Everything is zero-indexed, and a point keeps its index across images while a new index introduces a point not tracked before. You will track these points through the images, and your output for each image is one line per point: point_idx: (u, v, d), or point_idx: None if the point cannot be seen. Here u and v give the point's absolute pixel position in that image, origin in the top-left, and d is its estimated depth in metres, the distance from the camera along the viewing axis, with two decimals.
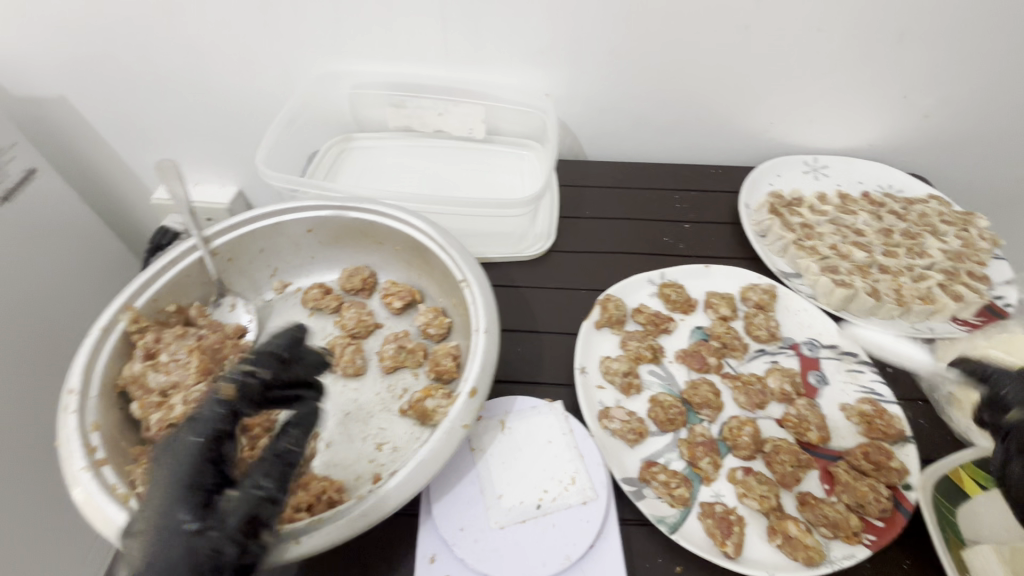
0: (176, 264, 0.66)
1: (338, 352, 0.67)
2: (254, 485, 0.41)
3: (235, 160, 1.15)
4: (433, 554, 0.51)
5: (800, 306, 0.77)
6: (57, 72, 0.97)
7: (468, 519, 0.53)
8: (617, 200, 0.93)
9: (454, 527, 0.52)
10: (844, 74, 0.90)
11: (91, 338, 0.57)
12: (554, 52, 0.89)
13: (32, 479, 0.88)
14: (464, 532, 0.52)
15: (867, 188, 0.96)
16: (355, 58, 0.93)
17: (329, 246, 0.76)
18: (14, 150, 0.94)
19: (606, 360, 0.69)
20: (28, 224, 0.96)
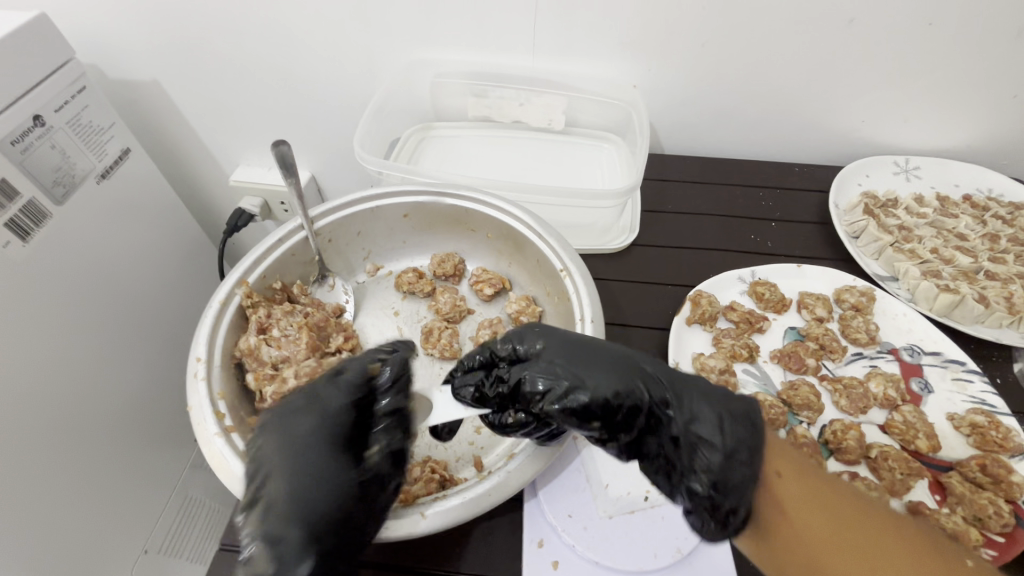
0: (284, 242, 0.68)
1: (435, 335, 0.68)
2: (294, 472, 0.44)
3: (311, 145, 1.18)
4: (541, 539, 0.52)
5: (899, 310, 0.74)
6: (150, 56, 1.00)
7: (576, 506, 0.54)
8: (700, 197, 0.92)
9: (562, 513, 0.53)
10: (951, 71, 0.86)
11: (212, 310, 0.59)
12: (645, 44, 0.88)
13: (101, 443, 0.92)
14: (573, 518, 0.53)
15: (964, 191, 0.92)
16: (442, 46, 0.94)
17: (422, 231, 0.77)
18: (112, 130, 0.97)
19: (701, 357, 0.68)
20: (120, 203, 1.00)
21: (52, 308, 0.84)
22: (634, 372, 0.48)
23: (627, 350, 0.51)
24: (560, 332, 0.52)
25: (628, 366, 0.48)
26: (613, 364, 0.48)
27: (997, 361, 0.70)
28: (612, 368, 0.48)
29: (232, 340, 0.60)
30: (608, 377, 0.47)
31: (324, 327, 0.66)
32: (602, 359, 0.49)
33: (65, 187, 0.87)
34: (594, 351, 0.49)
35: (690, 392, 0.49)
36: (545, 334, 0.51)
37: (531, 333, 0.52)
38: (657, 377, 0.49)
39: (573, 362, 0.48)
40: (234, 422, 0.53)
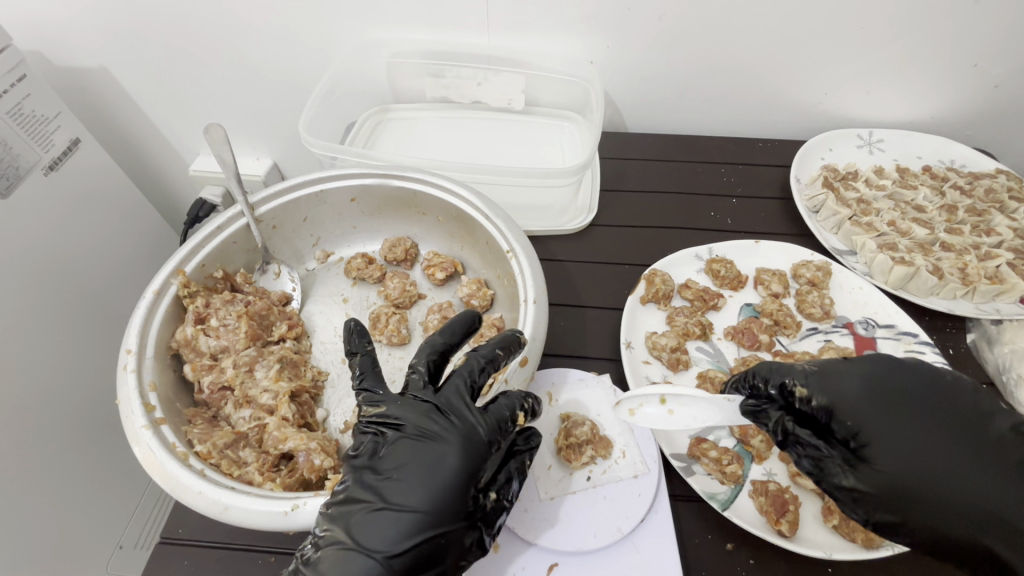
0: (223, 230, 0.66)
1: (383, 321, 0.67)
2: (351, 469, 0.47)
3: (271, 132, 1.15)
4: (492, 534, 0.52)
5: (855, 284, 0.74)
6: (93, 42, 0.96)
7: (528, 498, 0.54)
8: (660, 174, 0.91)
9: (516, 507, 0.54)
10: (913, 39, 0.84)
11: (145, 301, 0.57)
12: (603, 18, 0.85)
13: (65, 444, 0.90)
14: (526, 511, 0.53)
15: (927, 162, 0.91)
16: (393, 25, 0.91)
17: (372, 216, 0.76)
18: (58, 119, 0.92)
19: (653, 336, 0.68)
20: (72, 195, 0.96)
21: (9, 305, 0.82)
22: (997, 461, 0.44)
23: (932, 417, 0.46)
24: (951, 394, 0.48)
25: (933, 448, 0.45)
26: (984, 449, 0.45)
27: (950, 332, 0.70)
28: (973, 453, 0.44)
29: (168, 332, 0.59)
30: (918, 465, 0.44)
31: (266, 316, 0.64)
32: (947, 438, 0.45)
33: (8, 179, 0.83)
34: (959, 430, 0.46)
35: (1001, 489, 0.42)
36: (833, 384, 0.48)
37: (829, 374, 0.49)
38: (943, 458, 0.44)
39: (924, 436, 0.45)
40: (165, 414, 0.52)
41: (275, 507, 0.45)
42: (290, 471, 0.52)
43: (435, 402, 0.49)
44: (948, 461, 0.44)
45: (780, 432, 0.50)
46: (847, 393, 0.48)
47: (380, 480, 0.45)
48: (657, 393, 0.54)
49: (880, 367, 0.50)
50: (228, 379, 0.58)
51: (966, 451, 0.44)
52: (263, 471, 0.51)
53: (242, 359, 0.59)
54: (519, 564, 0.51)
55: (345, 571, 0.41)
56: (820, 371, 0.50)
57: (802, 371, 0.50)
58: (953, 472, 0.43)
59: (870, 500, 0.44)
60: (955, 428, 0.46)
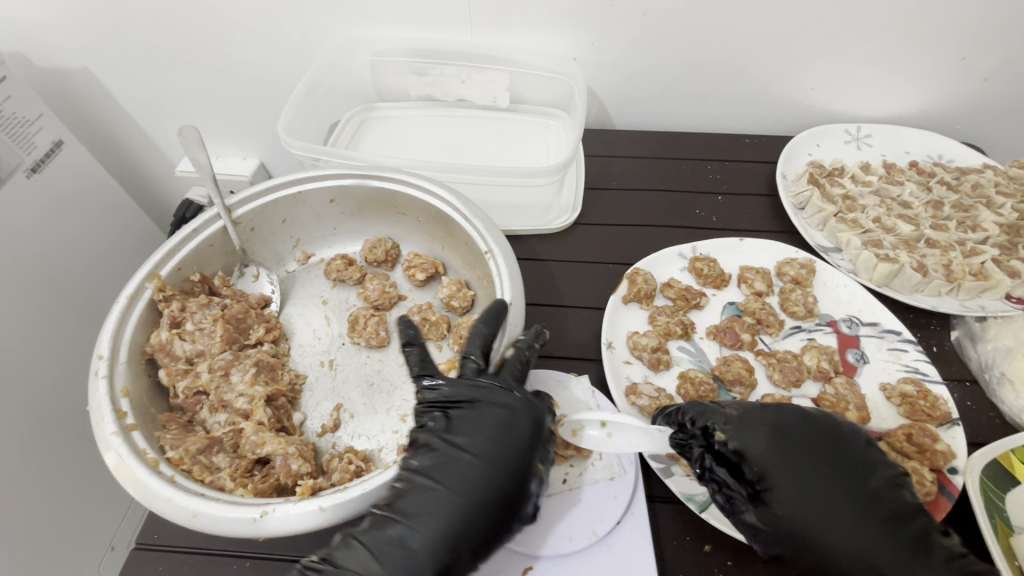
0: (199, 233, 0.65)
1: (361, 323, 0.66)
2: (421, 439, 0.51)
3: (257, 132, 1.15)
4: None
5: (839, 282, 0.74)
6: (74, 42, 0.95)
7: None
8: (646, 171, 0.90)
9: None
10: (900, 34, 0.83)
11: (119, 305, 0.57)
12: (586, 14, 0.84)
13: (52, 448, 0.89)
14: None
15: (915, 157, 0.90)
16: (376, 23, 0.90)
17: (352, 216, 0.75)
18: (41, 121, 0.91)
19: (634, 335, 0.67)
20: (54, 196, 0.95)
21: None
22: (879, 510, 0.46)
23: (830, 465, 0.48)
24: (845, 442, 0.50)
25: (826, 495, 0.47)
26: (871, 498, 0.47)
27: (934, 330, 0.70)
28: (859, 501, 0.47)
29: (142, 337, 0.58)
30: (810, 510, 0.46)
31: (243, 319, 0.64)
32: (839, 486, 0.47)
33: None
34: (848, 479, 0.48)
35: (878, 536, 0.45)
36: (748, 430, 0.50)
37: (746, 420, 0.51)
38: (833, 507, 0.46)
39: (820, 482, 0.47)
40: (137, 420, 0.51)
41: (243, 514, 0.45)
42: (264, 476, 0.52)
43: (497, 382, 0.54)
44: (835, 506, 0.46)
45: (700, 467, 0.51)
46: (758, 439, 0.49)
47: (460, 442, 0.50)
48: (599, 418, 0.52)
49: (790, 414, 0.51)
50: (203, 384, 0.57)
51: (852, 497, 0.47)
52: (236, 477, 0.50)
53: (218, 364, 0.59)
54: (494, 568, 0.51)
55: (438, 512, 0.46)
56: (739, 416, 0.51)
57: (721, 415, 0.51)
58: (840, 521, 0.46)
59: (768, 538, 0.47)
60: (845, 476, 0.48)
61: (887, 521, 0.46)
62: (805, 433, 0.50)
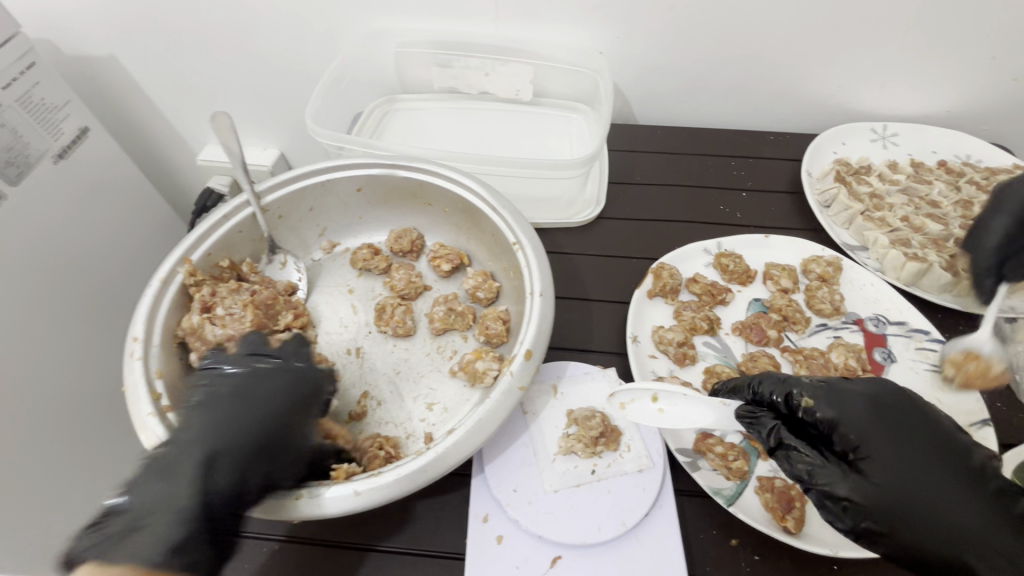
0: (229, 219, 0.66)
1: (388, 311, 0.66)
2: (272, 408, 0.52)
3: (279, 123, 1.15)
4: (500, 535, 0.51)
5: (866, 281, 0.73)
6: (101, 30, 0.96)
7: (534, 493, 0.53)
8: (670, 167, 0.90)
9: (522, 501, 0.53)
10: (930, 32, 0.82)
11: (152, 289, 0.58)
12: (613, 8, 0.84)
13: (78, 432, 0.90)
14: (532, 506, 0.53)
15: (942, 157, 0.90)
16: (401, 14, 0.90)
17: (378, 206, 0.75)
18: (67, 108, 0.92)
19: (659, 330, 0.67)
20: (81, 183, 0.96)
21: (28, 288, 0.83)
22: (982, 490, 0.44)
23: (929, 438, 0.46)
24: (938, 420, 0.48)
25: (929, 471, 0.45)
26: (974, 477, 0.44)
27: (963, 330, 0.69)
28: (961, 478, 0.44)
29: (174, 320, 0.59)
30: (913, 483, 0.44)
31: (272, 306, 0.64)
32: (934, 462, 0.45)
33: (18, 167, 0.83)
34: (950, 456, 0.45)
35: (978, 514, 0.43)
36: (840, 398, 0.48)
37: (837, 389, 0.48)
38: (934, 483, 0.44)
39: (916, 456, 0.45)
40: (171, 401, 0.52)
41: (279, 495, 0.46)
42: None
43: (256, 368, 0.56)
44: (933, 482, 0.44)
45: (772, 439, 0.48)
46: (852, 408, 0.47)
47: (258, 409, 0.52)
48: (650, 390, 0.56)
49: (882, 387, 0.49)
50: None
51: (956, 475, 0.44)
52: None
53: None
54: (521, 557, 0.50)
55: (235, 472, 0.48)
56: (828, 385, 0.49)
57: (809, 383, 0.49)
58: (943, 497, 0.43)
59: (862, 510, 0.43)
60: (939, 453, 0.46)
61: (990, 500, 0.43)
62: (901, 407, 0.47)
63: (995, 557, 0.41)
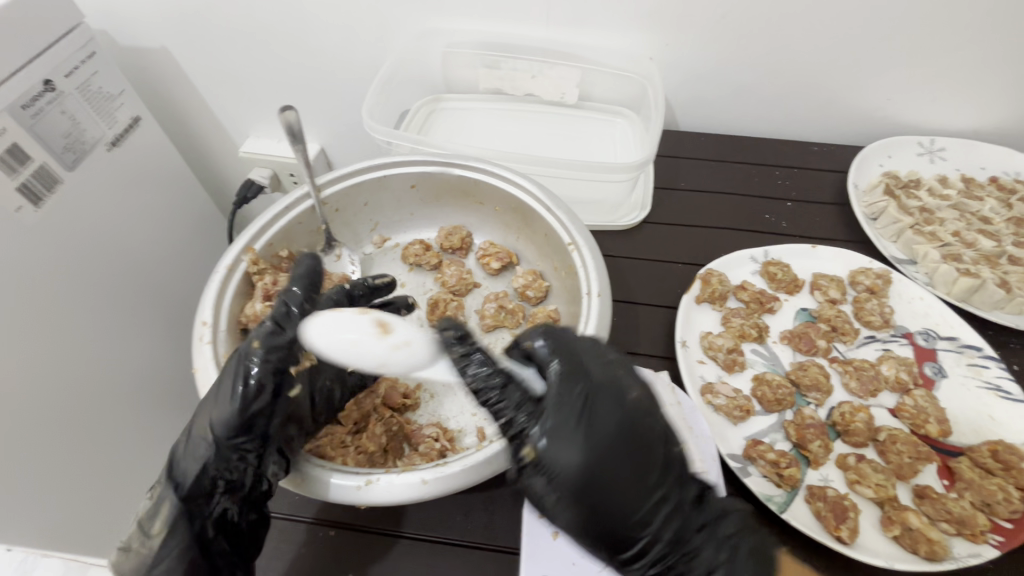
0: (290, 211, 0.68)
1: (441, 306, 0.67)
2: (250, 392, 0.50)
3: (321, 118, 1.17)
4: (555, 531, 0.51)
5: (916, 295, 0.73)
6: (159, 24, 0.99)
7: None
8: (715, 174, 0.90)
9: None
10: (984, 47, 0.82)
11: (219, 275, 0.59)
12: (663, 16, 0.85)
13: (121, 416, 0.92)
14: None
15: (992, 173, 0.89)
16: (453, 15, 0.92)
17: (429, 203, 0.77)
18: (123, 97, 0.94)
19: (708, 336, 0.68)
20: (132, 170, 0.98)
21: (81, 272, 0.85)
22: (649, 485, 0.43)
23: (602, 426, 0.44)
24: (599, 415, 0.44)
25: (622, 476, 0.43)
26: (618, 461, 0.43)
27: (1016, 348, 0.68)
28: (629, 476, 0.43)
29: (238, 307, 0.61)
30: (604, 490, 0.42)
31: None
32: (634, 502, 0.43)
33: (75, 153, 0.85)
34: (602, 449, 0.43)
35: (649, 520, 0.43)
36: (562, 426, 0.43)
37: (565, 411, 0.44)
38: (613, 481, 0.42)
39: (610, 493, 0.42)
40: None
41: (349, 482, 0.47)
42: (357, 447, 0.54)
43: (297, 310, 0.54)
44: (608, 489, 0.42)
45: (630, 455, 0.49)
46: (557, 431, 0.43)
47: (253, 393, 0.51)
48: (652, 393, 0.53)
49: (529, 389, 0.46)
50: None
51: (612, 460, 0.43)
52: (334, 447, 0.54)
53: None
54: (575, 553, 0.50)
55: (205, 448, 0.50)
56: (561, 415, 0.44)
57: (607, 417, 0.44)
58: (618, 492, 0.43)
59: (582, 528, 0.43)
60: (681, 497, 0.45)
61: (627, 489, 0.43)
62: (573, 401, 0.45)
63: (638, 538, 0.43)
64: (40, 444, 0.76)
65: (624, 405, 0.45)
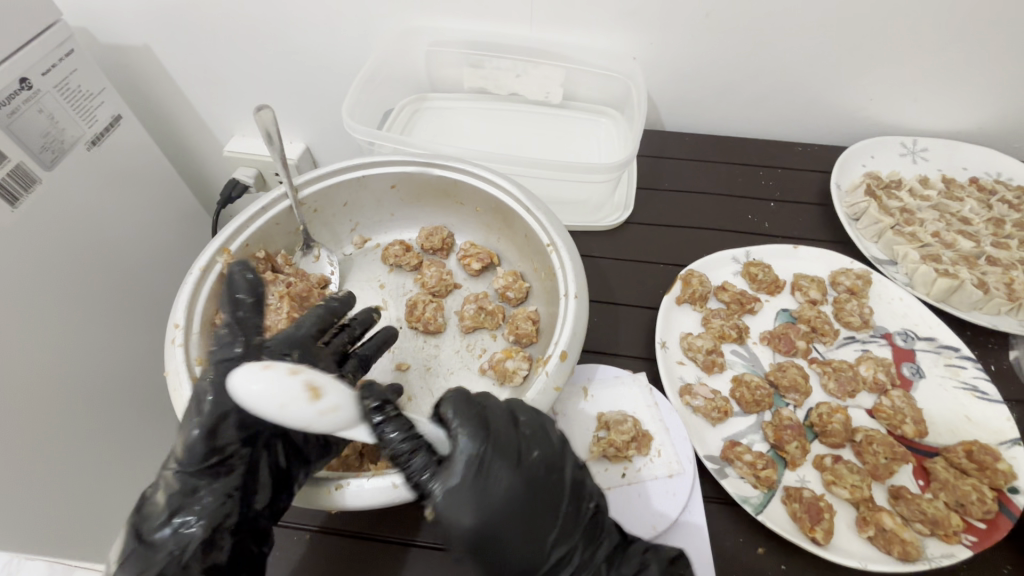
0: (267, 211, 0.67)
1: (420, 308, 0.67)
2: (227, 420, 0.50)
3: (306, 117, 1.16)
4: None
5: (896, 295, 0.73)
6: (139, 21, 0.97)
7: None
8: (698, 175, 0.90)
9: None
10: (965, 48, 0.82)
11: (192, 277, 0.59)
12: (647, 15, 0.84)
13: (101, 419, 0.90)
14: None
15: (972, 174, 0.89)
16: (436, 13, 0.91)
17: (410, 203, 0.76)
18: (102, 95, 0.92)
19: (688, 337, 0.68)
20: (113, 169, 0.96)
21: (60, 273, 0.84)
22: (541, 541, 0.45)
23: (502, 482, 0.45)
24: (499, 467, 0.45)
25: (515, 533, 0.45)
26: (512, 516, 0.45)
27: (993, 349, 0.69)
28: (528, 536, 0.45)
29: (212, 309, 0.60)
30: (493, 549, 0.44)
31: (307, 297, 0.65)
32: (536, 555, 0.45)
33: (54, 152, 0.83)
34: (504, 508, 0.45)
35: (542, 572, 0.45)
36: (460, 483, 0.44)
37: (465, 467, 0.45)
38: (507, 534, 0.44)
39: (504, 547, 0.44)
40: None
41: (320, 486, 0.47)
42: (332, 450, 0.55)
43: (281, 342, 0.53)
44: (497, 549, 0.44)
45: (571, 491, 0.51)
46: (459, 494, 0.44)
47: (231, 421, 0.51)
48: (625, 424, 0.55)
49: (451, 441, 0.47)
50: None
51: (516, 518, 0.45)
52: None
53: None
54: None
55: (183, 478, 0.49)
56: (466, 465, 0.45)
57: (535, 455, 0.47)
58: (512, 545, 0.44)
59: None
60: (581, 553, 0.46)
61: (527, 546, 0.45)
62: (469, 462, 0.45)
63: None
64: (18, 448, 0.75)
65: (520, 463, 0.46)
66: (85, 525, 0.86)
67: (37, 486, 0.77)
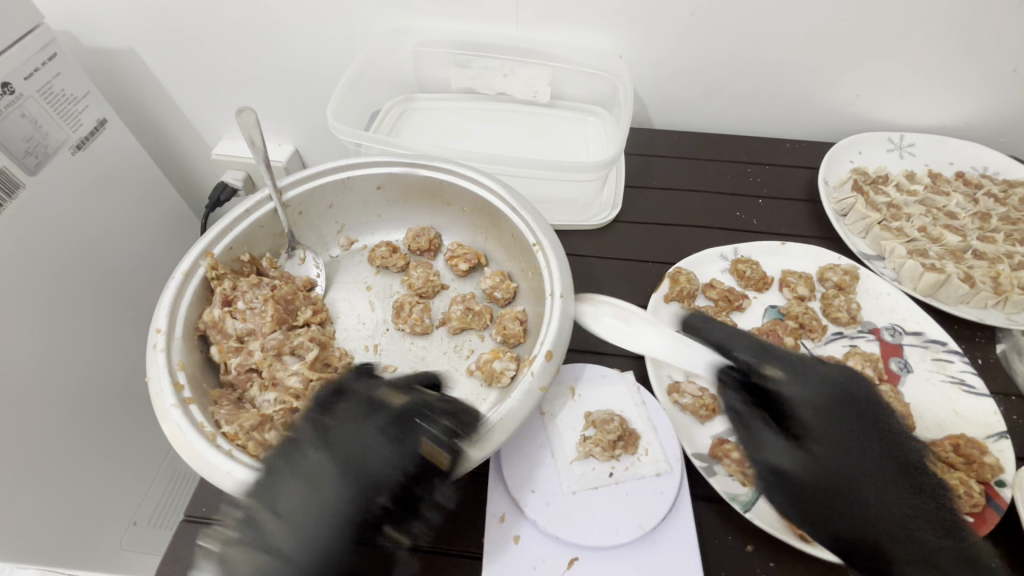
0: (251, 215, 0.66)
1: (406, 309, 0.67)
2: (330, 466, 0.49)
3: (295, 119, 1.15)
4: (518, 534, 0.52)
5: (883, 290, 0.73)
6: (124, 24, 0.97)
7: (552, 493, 0.54)
8: (687, 172, 0.90)
9: (540, 500, 0.53)
10: (950, 42, 0.82)
11: (175, 281, 0.58)
12: (634, 13, 0.84)
13: (88, 426, 0.89)
14: (549, 505, 0.53)
15: (959, 168, 0.90)
16: (422, 14, 0.90)
17: (397, 205, 0.76)
18: (87, 99, 0.91)
19: (676, 335, 0.67)
20: (99, 172, 0.95)
21: (47, 281, 0.83)
22: (866, 452, 0.48)
23: (822, 389, 0.52)
24: (827, 377, 0.52)
25: (861, 440, 0.48)
26: (857, 424, 0.49)
27: (981, 342, 0.69)
28: (881, 451, 0.48)
29: (196, 313, 0.60)
30: (844, 444, 0.48)
31: (291, 300, 0.65)
32: (864, 469, 0.47)
33: (37, 157, 0.82)
34: (840, 412, 0.50)
35: (880, 483, 0.46)
36: (800, 380, 0.52)
37: (790, 369, 0.53)
38: (850, 435, 0.48)
39: (849, 446, 0.48)
40: (193, 393, 0.53)
41: (304, 490, 0.47)
42: None
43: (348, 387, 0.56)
44: (850, 450, 0.48)
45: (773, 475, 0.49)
46: (798, 387, 0.52)
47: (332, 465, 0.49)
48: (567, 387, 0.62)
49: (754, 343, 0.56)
50: (256, 361, 0.59)
51: (865, 429, 0.49)
52: None
53: (269, 343, 0.60)
54: (539, 558, 0.51)
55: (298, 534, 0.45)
56: (786, 366, 0.53)
57: (817, 376, 0.52)
58: (857, 451, 0.47)
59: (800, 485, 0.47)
60: (890, 476, 0.47)
61: (870, 450, 0.48)
62: (801, 368, 0.53)
63: (874, 510, 0.45)
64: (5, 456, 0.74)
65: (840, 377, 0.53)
66: (75, 531, 0.86)
67: (24, 492, 0.76)
